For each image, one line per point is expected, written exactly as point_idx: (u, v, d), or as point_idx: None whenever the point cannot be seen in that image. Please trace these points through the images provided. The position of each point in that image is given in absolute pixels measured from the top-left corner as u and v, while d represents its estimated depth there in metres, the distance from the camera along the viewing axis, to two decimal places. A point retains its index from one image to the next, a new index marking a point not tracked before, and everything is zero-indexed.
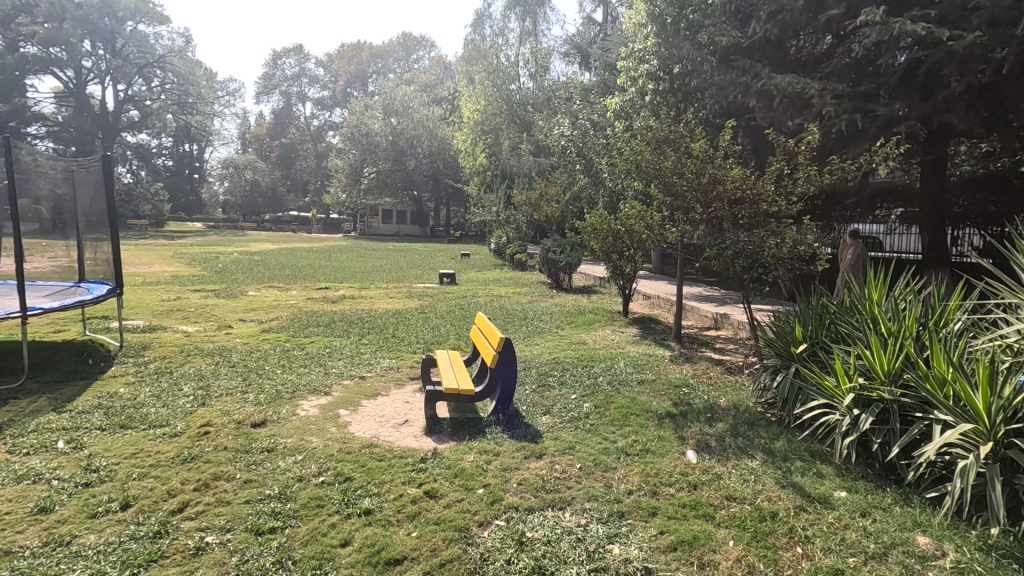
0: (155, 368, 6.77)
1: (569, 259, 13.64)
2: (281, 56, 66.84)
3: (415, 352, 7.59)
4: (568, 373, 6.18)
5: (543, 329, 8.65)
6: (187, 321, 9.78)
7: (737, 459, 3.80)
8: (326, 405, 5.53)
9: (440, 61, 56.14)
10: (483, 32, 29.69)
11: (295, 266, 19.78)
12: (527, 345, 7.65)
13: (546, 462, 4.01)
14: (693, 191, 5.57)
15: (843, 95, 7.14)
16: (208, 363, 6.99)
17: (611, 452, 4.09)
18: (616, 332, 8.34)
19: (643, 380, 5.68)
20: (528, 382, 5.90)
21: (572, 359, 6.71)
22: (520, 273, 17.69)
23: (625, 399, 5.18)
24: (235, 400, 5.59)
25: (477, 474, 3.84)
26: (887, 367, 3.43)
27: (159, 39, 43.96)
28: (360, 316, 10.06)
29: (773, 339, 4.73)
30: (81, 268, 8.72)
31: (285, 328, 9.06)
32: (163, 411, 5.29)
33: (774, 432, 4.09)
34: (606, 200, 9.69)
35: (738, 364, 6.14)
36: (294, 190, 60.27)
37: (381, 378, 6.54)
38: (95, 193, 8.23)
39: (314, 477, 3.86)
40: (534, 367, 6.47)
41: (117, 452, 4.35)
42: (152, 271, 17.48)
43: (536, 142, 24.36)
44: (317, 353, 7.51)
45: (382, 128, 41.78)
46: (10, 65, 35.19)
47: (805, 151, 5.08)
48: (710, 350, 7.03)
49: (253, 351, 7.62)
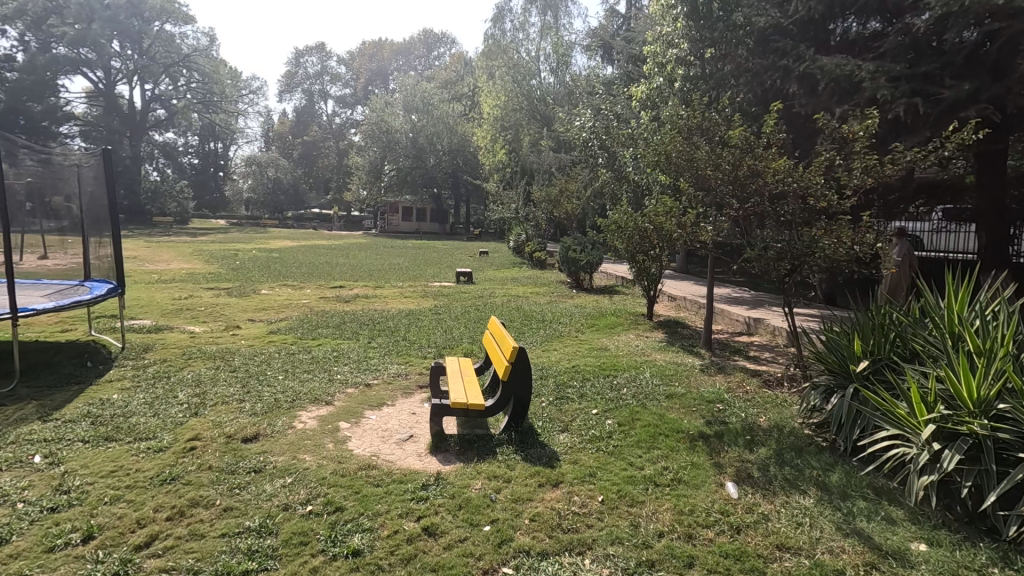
0: (153, 372, 6.46)
1: (590, 258, 13.12)
2: (304, 55, 67.39)
3: (426, 356, 7.17)
4: (589, 384, 5.66)
5: (561, 332, 8.17)
6: (196, 321, 9.52)
7: (787, 494, 3.26)
8: (326, 416, 5.13)
9: (462, 57, 55.61)
10: (503, 27, 29.26)
11: (312, 263, 19.59)
12: (544, 351, 7.15)
13: (563, 492, 3.52)
14: (729, 184, 4.99)
15: (900, 77, 6.48)
16: (208, 367, 6.66)
17: (638, 482, 3.58)
18: (641, 337, 7.80)
19: (672, 393, 5.15)
20: (545, 395, 5.41)
21: (592, 368, 6.20)
22: (539, 272, 17.18)
23: (652, 415, 4.65)
24: (231, 410, 5.22)
25: (484, 506, 3.38)
26: (977, 396, 2.87)
27: (186, 38, 44.38)
28: (372, 317, 9.69)
29: (824, 353, 4.14)
30: (86, 267, 8.50)
31: (294, 329, 8.72)
32: (152, 422, 4.93)
33: (827, 461, 3.55)
34: (630, 196, 9.12)
35: (776, 376, 5.55)
36: (316, 187, 60.64)
37: (388, 386, 6.12)
38: (99, 188, 8.00)
39: (300, 506, 3.44)
40: (551, 376, 5.97)
41: (94, 469, 3.99)
42: (169, 268, 17.42)
43: (556, 137, 23.81)
44: (323, 357, 7.13)
45: (402, 125, 41.61)
46: (42, 66, 36.23)
47: (863, 138, 4.44)
48: (744, 359, 6.44)
49: (258, 353, 7.28)
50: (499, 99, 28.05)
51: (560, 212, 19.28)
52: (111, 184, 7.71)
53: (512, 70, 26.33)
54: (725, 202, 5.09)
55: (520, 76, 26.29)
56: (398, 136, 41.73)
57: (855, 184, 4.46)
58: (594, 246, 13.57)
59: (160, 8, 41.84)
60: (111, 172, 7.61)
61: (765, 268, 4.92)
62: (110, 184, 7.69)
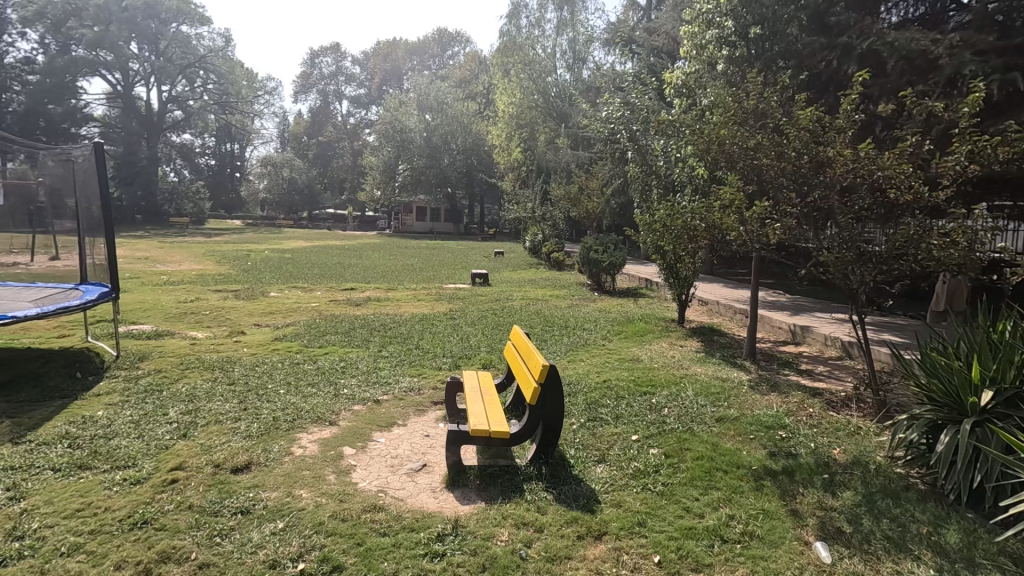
0: (146, 384, 5.94)
1: (612, 259, 12.45)
2: (319, 55, 67.24)
3: (441, 367, 6.57)
4: (624, 403, 5.01)
5: (587, 341, 7.50)
6: (198, 326, 9.01)
7: (895, 562, 2.62)
8: (328, 440, 4.55)
9: (475, 56, 54.50)
10: (518, 23, 27.57)
11: (325, 265, 19.10)
12: (570, 363, 6.47)
13: (609, 549, 2.90)
14: (791, 175, 4.29)
15: (987, 50, 6.24)
16: (204, 380, 6.10)
17: (700, 535, 2.95)
18: (675, 346, 7.12)
19: (723, 417, 4.48)
20: (575, 416, 4.77)
21: (626, 383, 5.55)
22: (557, 274, 16.51)
23: (703, 445, 4.00)
24: (223, 431, 4.66)
25: (513, 568, 2.78)
26: None
27: (202, 39, 44.27)
28: (384, 323, 9.08)
29: (923, 377, 3.47)
30: (82, 269, 8.05)
31: (300, 336, 8.16)
32: (133, 446, 4.39)
33: (937, 513, 2.91)
34: (661, 191, 8.45)
35: (840, 397, 4.87)
36: (331, 188, 60.56)
37: (398, 402, 5.51)
38: (93, 183, 7.54)
39: (291, 563, 2.87)
40: (580, 393, 5.31)
41: (58, 507, 3.46)
42: (178, 270, 17.02)
43: (574, 135, 23.15)
44: (330, 367, 6.54)
45: (417, 124, 41.14)
46: (61, 69, 36.62)
47: (966, 117, 3.69)
48: (794, 375, 5.75)
49: (259, 364, 6.71)
50: (515, 96, 27.40)
51: (579, 211, 18.61)
52: (102, 179, 7.22)
53: (528, 66, 26.49)
54: (785, 196, 4.42)
55: (535, 74, 26.28)
56: (412, 136, 41.22)
57: (954, 173, 3.72)
58: (617, 247, 12.92)
59: (177, 8, 41.75)
60: (102, 163, 7.14)
61: (834, 273, 4.25)
62: (100, 176, 7.21)
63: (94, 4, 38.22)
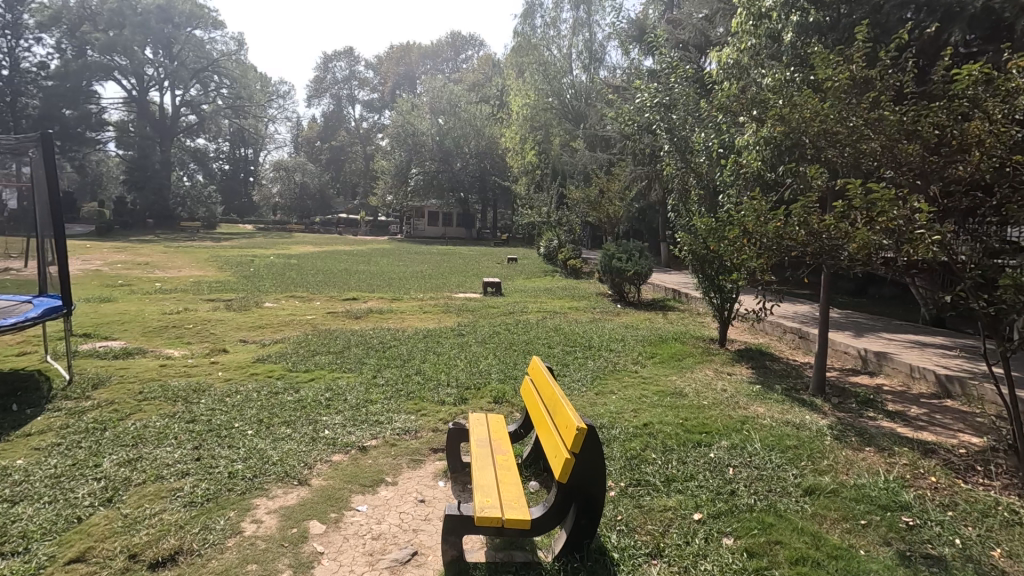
0: (90, 420, 4.94)
1: (638, 267, 11.31)
2: (332, 59, 66.41)
3: (444, 399, 5.51)
4: (675, 459, 3.88)
5: (615, 367, 6.39)
6: (177, 343, 8.03)
7: None
8: (293, 510, 3.47)
9: (489, 57, 54.10)
10: (533, 22, 27.17)
11: (330, 271, 18.19)
12: (599, 397, 5.37)
13: None
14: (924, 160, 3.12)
15: None
16: (160, 416, 5.06)
17: None
18: (723, 376, 5.97)
19: (814, 487, 3.36)
20: (614, 479, 3.66)
21: (673, 427, 4.43)
22: (575, 283, 15.46)
23: (800, 536, 2.88)
24: (161, 495, 3.62)
25: None
26: None
27: (215, 43, 43.87)
28: (383, 340, 8.05)
29: None
30: (41, 280, 7.13)
31: (285, 356, 7.13)
32: (38, 516, 3.36)
33: None
34: (702, 191, 7.30)
35: (962, 457, 3.72)
36: (344, 192, 60.27)
37: (389, 451, 4.42)
38: (40, 182, 6.59)
39: None
40: (618, 442, 4.19)
41: None
42: (176, 276, 16.17)
43: (591, 136, 22.14)
44: (312, 400, 5.48)
45: (429, 127, 40.24)
46: (75, 72, 36.30)
47: None
48: (884, 419, 4.57)
49: (231, 394, 5.67)
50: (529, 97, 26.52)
51: (599, 214, 17.56)
52: (53, 182, 6.26)
53: (543, 67, 25.40)
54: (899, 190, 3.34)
55: (551, 75, 25.39)
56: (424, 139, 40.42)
57: None
58: (641, 255, 11.79)
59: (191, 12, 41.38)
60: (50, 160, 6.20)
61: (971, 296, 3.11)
62: (47, 174, 6.25)
63: (108, 8, 37.97)
